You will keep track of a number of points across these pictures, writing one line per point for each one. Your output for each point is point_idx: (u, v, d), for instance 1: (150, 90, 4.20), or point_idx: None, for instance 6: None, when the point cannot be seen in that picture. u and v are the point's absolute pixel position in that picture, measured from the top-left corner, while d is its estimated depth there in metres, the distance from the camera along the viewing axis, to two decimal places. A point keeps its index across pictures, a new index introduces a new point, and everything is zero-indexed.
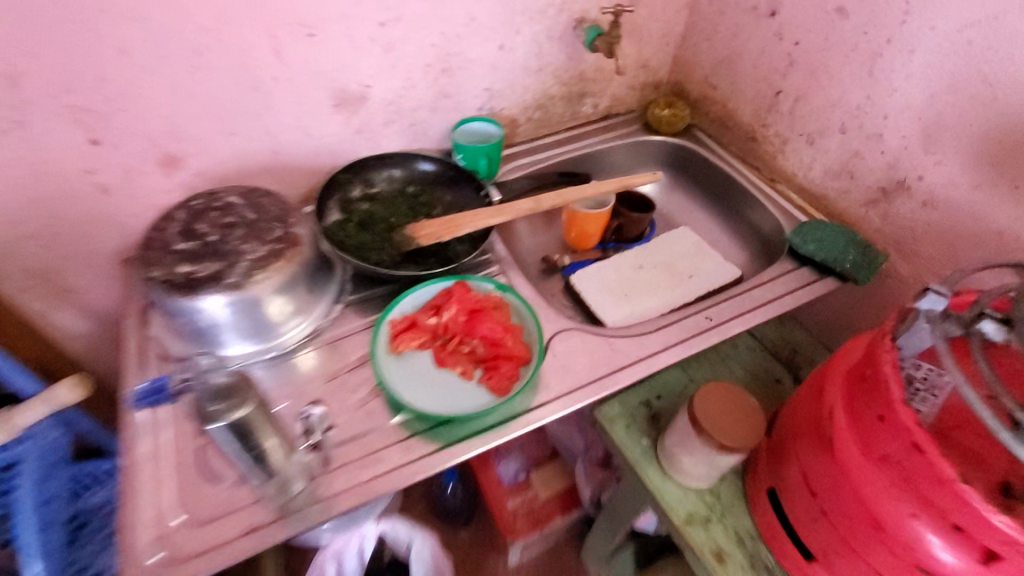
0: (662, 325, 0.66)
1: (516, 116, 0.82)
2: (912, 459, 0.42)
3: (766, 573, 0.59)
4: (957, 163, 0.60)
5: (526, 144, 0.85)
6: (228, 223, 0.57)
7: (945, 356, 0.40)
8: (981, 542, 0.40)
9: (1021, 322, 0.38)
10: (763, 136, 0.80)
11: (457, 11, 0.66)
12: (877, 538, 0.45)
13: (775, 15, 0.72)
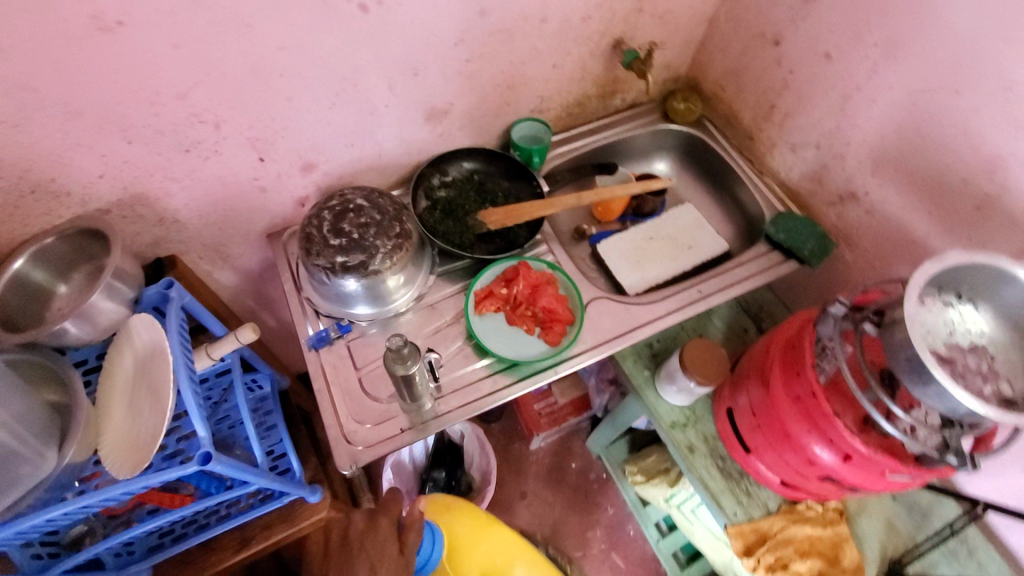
0: (664, 294, 0.91)
1: (559, 113, 1.00)
2: (810, 399, 0.70)
3: (719, 458, 0.90)
4: (890, 189, 0.80)
5: (566, 133, 1.05)
6: (363, 223, 0.80)
7: (839, 343, 0.66)
8: (842, 449, 0.68)
9: (884, 326, 0.64)
10: (758, 138, 0.99)
11: (523, 45, 0.83)
12: (786, 442, 0.75)
13: (777, 46, 0.88)
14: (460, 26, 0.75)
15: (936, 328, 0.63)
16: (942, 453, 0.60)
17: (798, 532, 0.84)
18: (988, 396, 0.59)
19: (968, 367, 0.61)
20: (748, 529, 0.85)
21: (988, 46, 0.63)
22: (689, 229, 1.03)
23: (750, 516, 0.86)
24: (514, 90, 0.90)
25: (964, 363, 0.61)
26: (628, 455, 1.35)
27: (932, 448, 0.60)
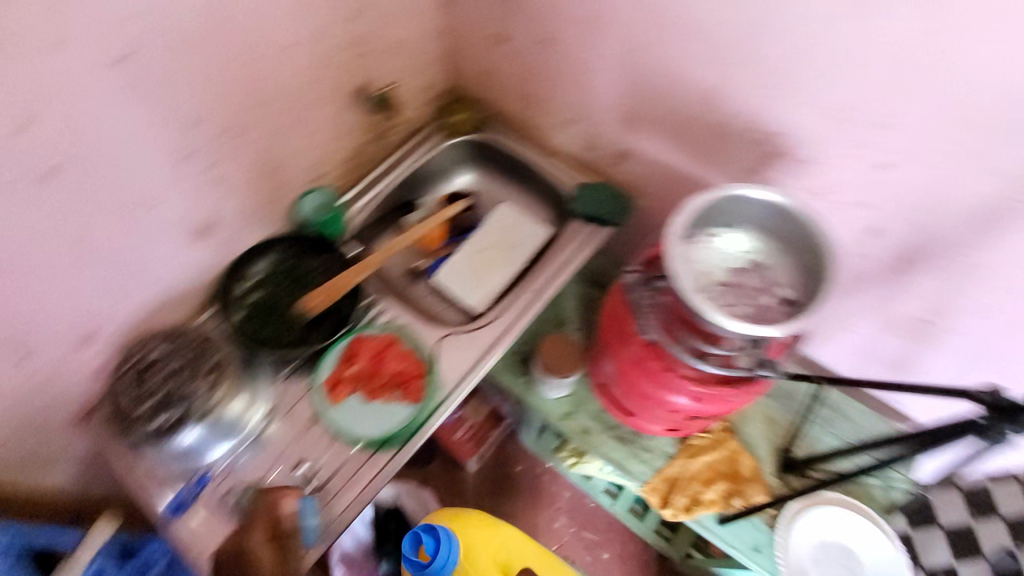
0: (504, 306, 0.94)
1: (340, 170, 0.99)
2: (646, 361, 0.74)
3: (613, 427, 0.94)
4: (649, 136, 0.87)
5: (359, 188, 1.04)
6: (170, 373, 0.76)
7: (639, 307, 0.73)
8: (688, 392, 0.73)
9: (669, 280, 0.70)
10: (534, 123, 1.04)
11: (263, 130, 0.80)
12: (649, 401, 0.79)
13: (507, 40, 0.92)
14: (181, 141, 0.71)
15: (716, 261, 0.70)
16: (757, 368, 0.66)
17: (697, 463, 0.90)
18: (772, 305, 0.67)
19: (751, 286, 0.69)
20: (659, 481, 0.89)
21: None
22: (507, 232, 1.05)
23: (658, 469, 0.90)
24: (278, 170, 0.87)
25: (746, 284, 0.69)
26: (559, 439, 1.30)
27: (748, 368, 0.66)
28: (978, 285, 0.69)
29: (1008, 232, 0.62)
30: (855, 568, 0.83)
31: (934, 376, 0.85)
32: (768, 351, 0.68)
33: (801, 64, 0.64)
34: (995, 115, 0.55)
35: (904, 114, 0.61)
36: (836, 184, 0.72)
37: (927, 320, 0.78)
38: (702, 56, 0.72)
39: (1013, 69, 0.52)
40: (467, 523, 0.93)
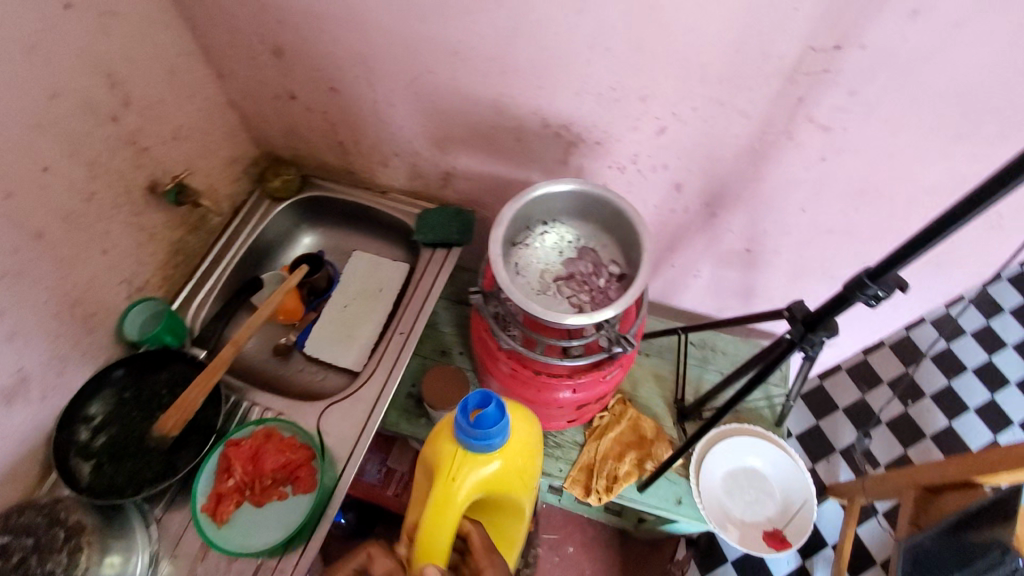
0: (378, 358, 0.91)
1: (161, 274, 0.91)
2: (520, 372, 0.75)
3: None
4: (462, 154, 0.88)
5: (191, 283, 0.96)
6: (17, 564, 0.65)
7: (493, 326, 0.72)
8: (567, 387, 0.75)
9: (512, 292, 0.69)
10: (356, 168, 1.02)
11: (48, 265, 0.72)
12: (539, 405, 0.80)
13: (296, 97, 0.89)
14: None
15: (549, 256, 0.73)
16: (613, 347, 0.70)
17: (605, 442, 0.93)
18: (606, 285, 0.71)
19: (584, 272, 0.72)
20: (576, 473, 0.91)
21: (415, 29, 0.70)
22: (369, 272, 1.04)
23: (573, 461, 0.92)
24: (84, 299, 0.79)
25: (579, 271, 0.72)
26: None
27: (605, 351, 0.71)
28: (773, 209, 0.77)
29: (774, 161, 0.69)
30: (762, 485, 0.90)
31: (774, 293, 0.94)
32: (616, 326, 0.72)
33: (557, 60, 0.67)
34: (722, 69, 0.61)
35: (656, 84, 0.65)
36: (631, 156, 0.77)
37: (749, 249, 0.86)
38: (474, 72, 0.73)
39: (719, 28, 0.57)
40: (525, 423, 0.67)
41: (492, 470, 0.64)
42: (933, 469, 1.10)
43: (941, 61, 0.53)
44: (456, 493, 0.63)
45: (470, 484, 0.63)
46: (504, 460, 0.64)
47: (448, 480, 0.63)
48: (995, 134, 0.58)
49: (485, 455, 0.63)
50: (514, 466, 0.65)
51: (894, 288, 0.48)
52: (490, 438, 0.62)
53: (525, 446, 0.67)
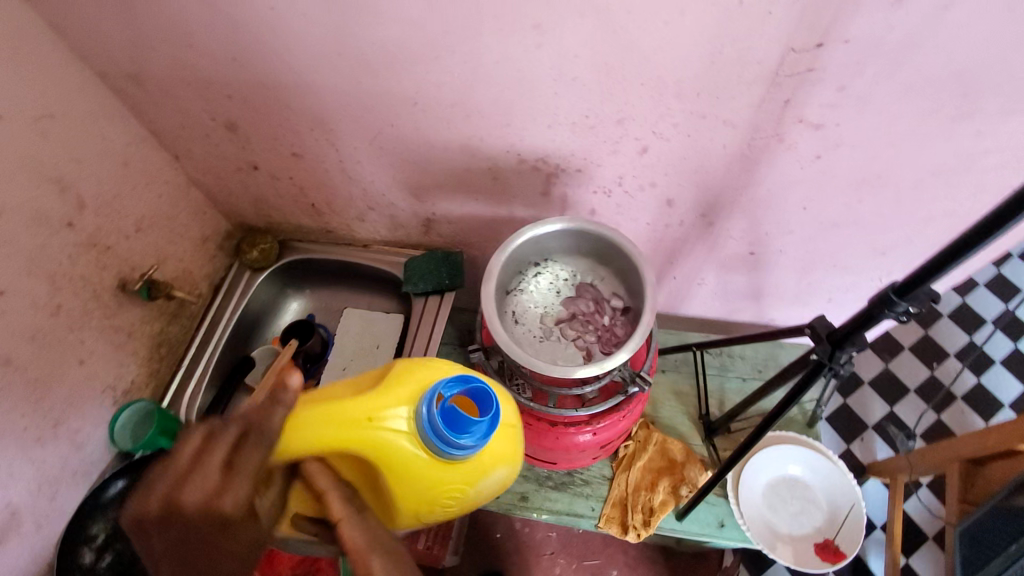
0: None
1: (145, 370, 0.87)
2: (537, 422, 0.71)
3: (546, 479, 0.89)
4: (439, 199, 0.84)
5: (179, 373, 0.92)
6: None
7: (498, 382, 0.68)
8: (588, 430, 0.71)
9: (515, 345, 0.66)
10: (333, 227, 0.98)
11: (21, 393, 0.68)
12: (561, 451, 0.76)
13: (259, 167, 0.85)
14: None
15: (547, 298, 0.69)
16: (628, 386, 0.67)
17: (635, 473, 0.88)
18: (612, 322, 0.67)
19: (586, 311, 0.68)
20: (610, 510, 0.86)
21: (369, 86, 0.66)
22: (364, 332, 1.00)
23: (603, 497, 0.87)
24: (66, 417, 0.75)
25: (581, 310, 0.68)
26: None
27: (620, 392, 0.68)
28: (772, 211, 0.73)
29: (767, 165, 0.65)
30: (805, 494, 0.86)
31: (784, 290, 0.90)
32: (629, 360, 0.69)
33: (524, 97, 0.63)
34: (699, 83, 0.57)
35: (631, 106, 0.61)
36: (616, 179, 0.73)
37: (753, 252, 0.82)
38: (438, 120, 0.69)
39: (691, 43, 0.53)
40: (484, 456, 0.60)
41: (402, 452, 0.56)
42: (972, 440, 1.06)
43: (934, 44, 0.49)
44: (355, 436, 0.55)
45: (374, 443, 0.55)
46: (417, 464, 0.56)
47: (362, 418, 0.55)
48: (999, 107, 0.54)
49: (419, 440, 0.56)
50: (422, 478, 0.57)
51: (926, 303, 0.44)
52: (440, 426, 0.56)
53: (455, 477, 0.58)
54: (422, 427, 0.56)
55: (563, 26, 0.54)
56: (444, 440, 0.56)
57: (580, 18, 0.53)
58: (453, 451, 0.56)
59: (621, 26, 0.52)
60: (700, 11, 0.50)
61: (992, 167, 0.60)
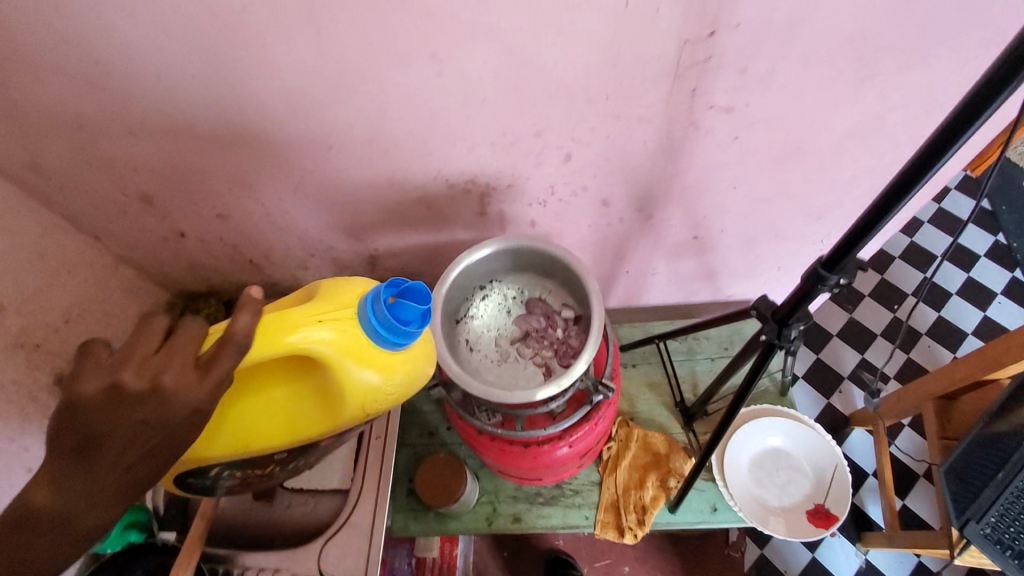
0: (362, 475, 0.84)
1: None
2: (511, 447, 0.69)
3: (536, 495, 0.88)
4: (378, 236, 0.82)
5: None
6: None
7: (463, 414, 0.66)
8: (565, 444, 0.69)
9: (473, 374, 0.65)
10: (277, 280, 0.95)
11: None
12: (540, 469, 0.74)
13: (185, 233, 0.82)
14: None
15: (498, 319, 0.69)
16: (593, 395, 0.67)
17: (622, 473, 0.87)
18: (565, 335, 0.67)
19: (538, 327, 0.68)
20: (603, 515, 0.85)
21: (279, 137, 0.64)
22: None
23: (595, 504, 0.86)
24: None
25: (534, 327, 0.68)
26: None
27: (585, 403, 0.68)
28: (706, 194, 0.73)
29: (689, 153, 0.66)
30: (788, 463, 0.87)
31: (735, 266, 0.91)
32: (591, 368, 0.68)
33: (437, 124, 0.62)
34: (606, 86, 0.57)
35: (546, 117, 0.61)
36: (548, 189, 0.72)
37: (697, 236, 0.82)
38: (358, 160, 0.67)
39: (588, 49, 0.53)
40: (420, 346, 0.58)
41: (338, 351, 0.51)
42: (939, 376, 1.09)
43: (821, 16, 0.50)
44: (301, 329, 0.50)
45: (320, 351, 0.51)
46: (344, 367, 0.52)
47: (315, 315, 0.51)
48: (896, 65, 0.55)
49: (359, 339, 0.52)
50: (345, 379, 0.53)
51: (854, 272, 0.44)
52: (388, 324, 0.53)
53: (374, 385, 0.54)
54: (364, 322, 0.53)
55: (459, 52, 0.53)
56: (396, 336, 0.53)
57: (474, 41, 0.52)
58: (389, 347, 0.54)
59: (516, 43, 0.52)
60: (590, 17, 0.50)
61: (901, 121, 0.62)
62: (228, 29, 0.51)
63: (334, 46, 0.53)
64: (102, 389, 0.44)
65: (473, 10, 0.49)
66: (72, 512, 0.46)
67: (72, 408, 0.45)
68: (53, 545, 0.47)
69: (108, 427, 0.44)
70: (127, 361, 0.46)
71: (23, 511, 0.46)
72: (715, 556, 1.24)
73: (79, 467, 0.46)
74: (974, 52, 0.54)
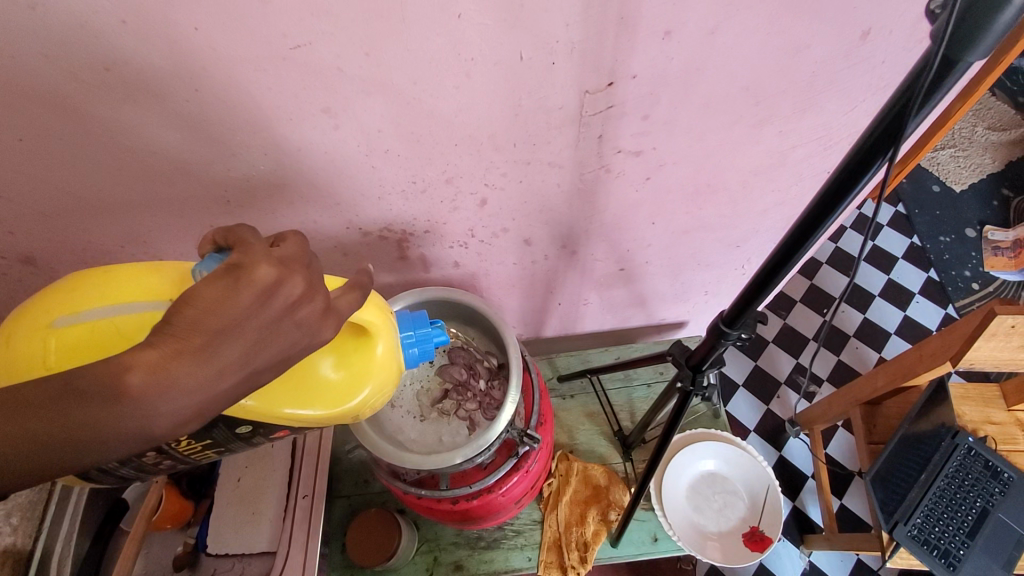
0: (289, 537, 0.79)
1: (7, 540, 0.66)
2: (438, 508, 0.67)
3: (479, 540, 0.85)
4: None
5: (42, 538, 0.69)
6: None
7: (384, 474, 0.65)
8: (495, 501, 0.68)
9: (397, 434, 0.63)
10: None
11: None
12: (472, 524, 0.73)
13: None
14: None
15: (421, 371, 0.67)
16: (519, 447, 0.65)
17: (563, 509, 0.86)
18: (488, 386, 0.66)
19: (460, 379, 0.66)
20: (546, 555, 0.84)
21: (170, 193, 0.59)
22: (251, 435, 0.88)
23: (538, 543, 0.84)
24: None
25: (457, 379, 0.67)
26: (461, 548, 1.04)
27: (513, 455, 0.66)
28: (627, 230, 0.73)
29: (605, 194, 0.65)
30: (724, 486, 0.91)
31: (664, 293, 0.91)
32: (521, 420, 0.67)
33: (344, 175, 0.59)
34: (512, 135, 0.55)
35: (456, 165, 0.59)
36: (467, 232, 0.71)
37: (623, 268, 0.82)
38: (264, 212, 0.63)
39: (488, 102, 0.51)
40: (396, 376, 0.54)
41: (385, 348, 0.51)
42: (863, 384, 1.12)
43: (715, 66, 0.50)
44: (369, 309, 0.49)
45: (381, 330, 0.50)
46: (376, 364, 0.50)
47: (386, 309, 0.52)
48: (792, 109, 0.56)
49: (395, 346, 0.52)
50: (367, 384, 0.50)
51: (753, 326, 0.45)
52: (425, 331, 0.55)
53: (372, 397, 0.51)
54: (401, 331, 0.54)
55: (354, 106, 0.50)
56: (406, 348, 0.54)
57: (370, 96, 0.49)
58: (407, 361, 0.54)
59: (413, 97, 0.50)
60: (485, 70, 0.48)
61: (803, 157, 0.63)
62: (97, 90, 0.47)
63: (218, 103, 0.49)
64: (272, 283, 0.34)
65: (362, 66, 0.46)
66: (169, 401, 0.31)
67: (232, 286, 0.33)
68: (107, 430, 0.30)
69: (267, 319, 0.34)
70: (293, 267, 0.36)
71: (111, 383, 0.30)
72: (669, 569, 1.11)
73: (211, 352, 0.32)
74: (861, 93, 0.56)
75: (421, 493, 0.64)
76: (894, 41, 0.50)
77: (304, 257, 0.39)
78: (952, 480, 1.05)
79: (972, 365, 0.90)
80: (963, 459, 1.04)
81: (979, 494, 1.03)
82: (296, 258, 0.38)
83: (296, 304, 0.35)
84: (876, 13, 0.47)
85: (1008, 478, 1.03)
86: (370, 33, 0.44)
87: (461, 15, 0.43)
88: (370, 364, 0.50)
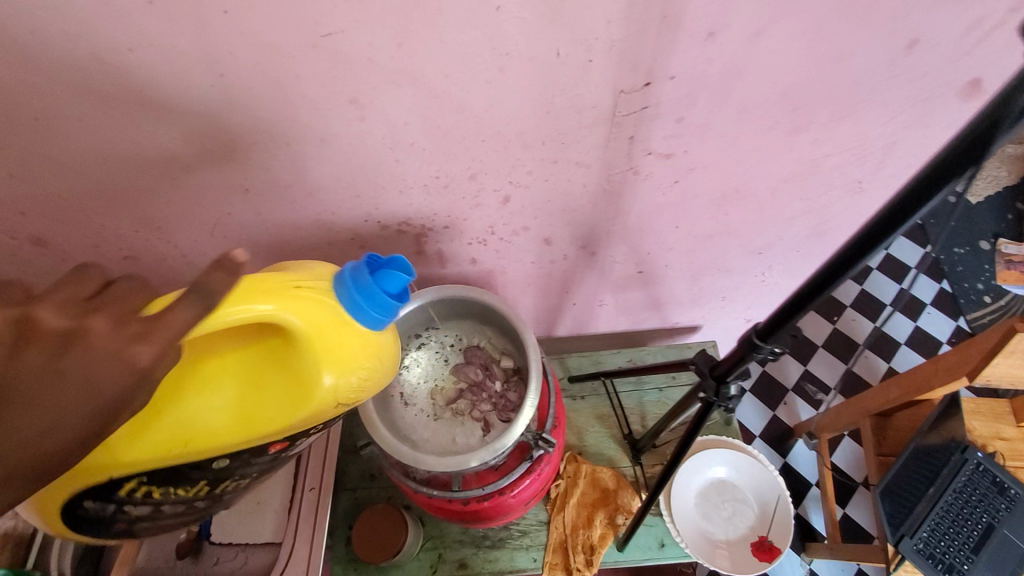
0: (294, 531, 0.78)
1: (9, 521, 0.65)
2: (448, 508, 0.66)
3: (484, 539, 0.84)
4: None
5: None
6: None
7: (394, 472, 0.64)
8: (506, 503, 0.68)
9: (409, 433, 0.62)
10: None
11: None
12: (480, 524, 0.72)
13: None
14: None
15: (436, 370, 0.67)
16: (533, 450, 0.65)
17: (570, 512, 0.86)
18: (503, 388, 0.65)
19: (475, 379, 0.66)
20: (552, 557, 0.83)
21: (186, 179, 0.58)
22: None
23: (544, 544, 0.84)
24: None
25: (471, 379, 0.66)
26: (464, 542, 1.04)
27: (526, 459, 0.65)
28: (649, 233, 0.72)
29: (631, 196, 0.64)
30: (732, 494, 0.90)
31: (681, 297, 0.90)
32: (536, 423, 0.67)
33: (365, 167, 0.58)
34: (541, 133, 0.54)
35: (481, 161, 0.58)
36: (487, 229, 0.69)
37: (641, 270, 0.81)
38: (280, 202, 0.62)
39: (519, 98, 0.50)
40: (366, 345, 0.47)
41: (306, 324, 0.43)
42: (875, 395, 1.11)
43: (755, 70, 0.48)
44: (263, 297, 0.42)
45: (291, 309, 0.43)
46: (315, 347, 0.44)
47: (289, 282, 0.44)
48: (829, 117, 0.54)
49: (333, 320, 0.45)
50: (320, 373, 0.45)
51: (788, 342, 0.44)
52: (368, 285, 0.45)
53: (340, 379, 0.46)
54: (340, 294, 0.45)
55: (381, 98, 0.49)
56: (360, 304, 0.46)
57: (400, 88, 0.48)
58: (367, 323, 0.46)
59: (442, 90, 0.48)
60: (519, 65, 0.46)
61: (836, 166, 0.62)
62: (118, 71, 0.45)
63: (241, 90, 0.48)
64: (20, 336, 0.35)
65: (392, 57, 0.45)
66: None
67: None
68: None
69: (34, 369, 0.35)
70: (57, 309, 0.37)
71: None
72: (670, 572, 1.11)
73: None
74: (902, 104, 0.54)
75: (432, 492, 0.63)
76: (941, 52, 0.49)
77: (92, 290, 0.39)
78: (959, 495, 1.04)
79: (988, 381, 0.89)
80: (971, 475, 1.03)
81: (986, 510, 1.03)
82: (73, 296, 0.38)
83: (61, 347, 0.35)
84: (925, 23, 0.46)
85: (1015, 495, 1.02)
86: (404, 22, 0.42)
87: (500, 7, 0.42)
88: (316, 348, 0.44)
